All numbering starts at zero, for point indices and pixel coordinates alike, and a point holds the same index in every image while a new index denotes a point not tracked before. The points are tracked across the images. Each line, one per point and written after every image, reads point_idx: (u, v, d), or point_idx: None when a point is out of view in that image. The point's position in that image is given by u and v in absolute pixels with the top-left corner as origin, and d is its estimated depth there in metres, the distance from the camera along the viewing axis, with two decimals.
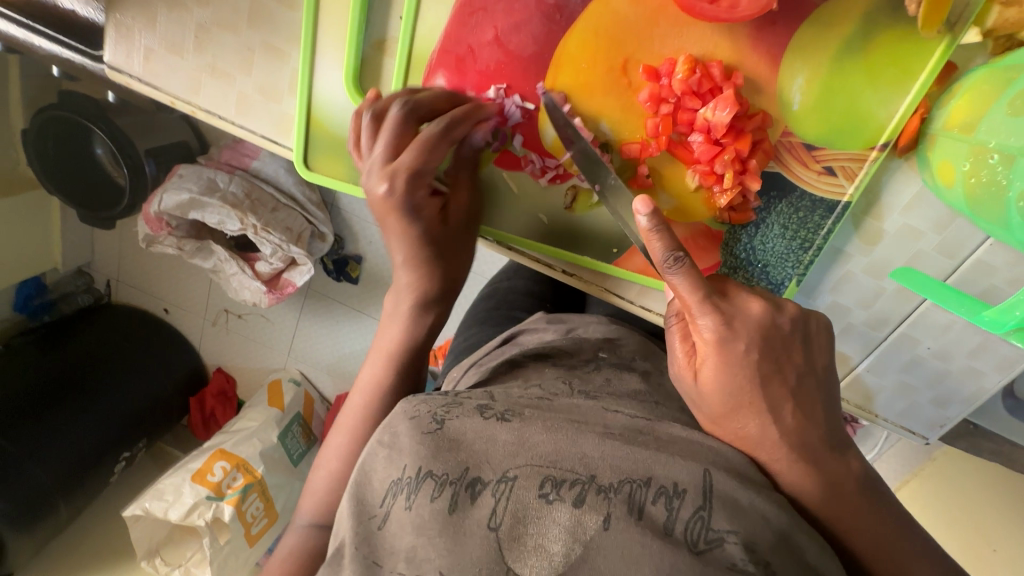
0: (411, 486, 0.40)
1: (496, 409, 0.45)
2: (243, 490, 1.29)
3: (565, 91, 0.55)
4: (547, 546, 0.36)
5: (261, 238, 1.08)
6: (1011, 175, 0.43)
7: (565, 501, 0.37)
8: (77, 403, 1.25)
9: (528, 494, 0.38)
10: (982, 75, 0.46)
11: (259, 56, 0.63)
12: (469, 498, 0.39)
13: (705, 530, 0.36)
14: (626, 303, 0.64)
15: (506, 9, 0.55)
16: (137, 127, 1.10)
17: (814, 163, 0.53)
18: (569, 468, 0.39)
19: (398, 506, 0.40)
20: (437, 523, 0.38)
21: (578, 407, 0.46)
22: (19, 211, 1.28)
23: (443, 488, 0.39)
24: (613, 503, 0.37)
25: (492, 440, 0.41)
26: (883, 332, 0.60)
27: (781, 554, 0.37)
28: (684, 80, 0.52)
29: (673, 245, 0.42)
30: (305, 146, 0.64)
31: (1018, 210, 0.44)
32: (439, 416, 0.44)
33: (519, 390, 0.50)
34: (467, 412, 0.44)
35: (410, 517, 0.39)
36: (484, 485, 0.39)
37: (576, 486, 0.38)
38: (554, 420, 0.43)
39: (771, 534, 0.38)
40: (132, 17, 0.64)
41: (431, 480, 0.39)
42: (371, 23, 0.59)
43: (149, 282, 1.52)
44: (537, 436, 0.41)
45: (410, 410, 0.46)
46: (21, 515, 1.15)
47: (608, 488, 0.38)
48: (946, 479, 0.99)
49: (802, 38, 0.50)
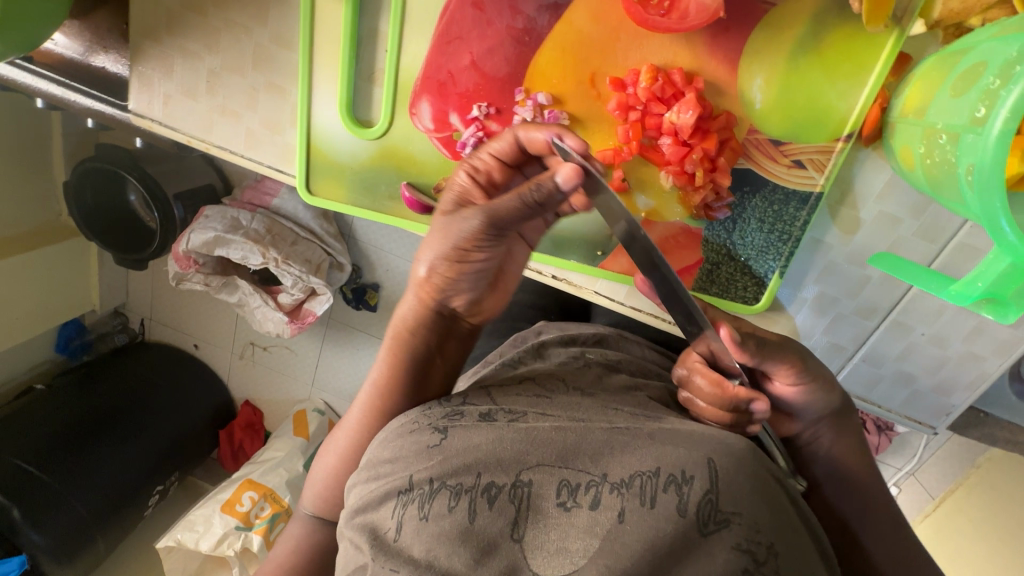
0: (425, 496, 0.43)
1: (500, 415, 0.47)
2: (270, 519, 1.32)
3: (545, 93, 0.59)
4: (567, 547, 0.39)
5: (282, 270, 1.13)
6: (958, 152, 0.43)
7: (582, 506, 0.40)
8: (113, 440, 1.32)
9: (546, 501, 0.41)
10: (932, 62, 0.49)
11: (262, 94, 0.68)
12: (487, 503, 0.41)
13: (714, 511, 0.38)
14: (614, 304, 0.67)
15: (481, 36, 0.60)
16: (168, 173, 1.18)
17: (783, 157, 0.55)
18: (582, 470, 0.42)
19: (410, 516, 0.43)
20: (457, 531, 0.41)
21: (580, 403, 0.49)
22: (64, 256, 1.38)
23: (460, 497, 0.42)
24: (626, 499, 0.39)
25: (500, 439, 0.44)
26: (873, 321, 0.60)
27: (783, 534, 0.40)
28: (648, 87, 0.55)
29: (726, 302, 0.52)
30: (306, 173, 0.69)
31: (966, 184, 0.43)
32: (442, 426, 0.47)
33: (517, 390, 0.52)
34: (470, 422, 0.47)
35: (429, 527, 0.42)
36: (499, 489, 0.42)
37: (590, 488, 0.41)
38: (565, 425, 0.45)
39: (771, 515, 0.40)
40: (152, 68, 0.71)
41: (446, 490, 0.43)
42: (361, 57, 0.64)
43: (180, 320, 1.59)
44: (541, 429, 0.44)
45: (412, 422, 0.50)
46: (63, 549, 1.19)
47: (620, 484, 0.40)
48: (991, 488, 0.96)
49: (755, 44, 0.54)
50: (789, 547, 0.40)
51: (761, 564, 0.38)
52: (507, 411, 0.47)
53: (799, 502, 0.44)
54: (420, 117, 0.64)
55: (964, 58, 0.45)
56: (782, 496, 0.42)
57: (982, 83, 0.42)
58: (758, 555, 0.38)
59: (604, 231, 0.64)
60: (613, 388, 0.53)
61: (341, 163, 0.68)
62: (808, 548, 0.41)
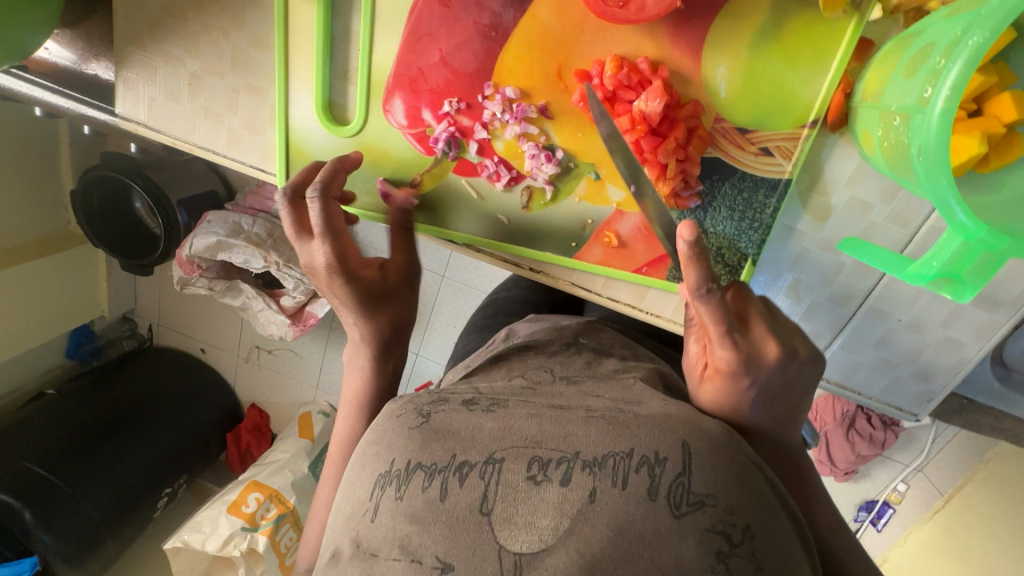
0: (402, 478, 0.45)
1: (482, 403, 0.49)
2: (276, 520, 1.33)
3: (514, 87, 0.60)
4: (537, 523, 0.39)
5: (284, 273, 1.16)
6: (909, 133, 0.44)
7: (553, 481, 0.41)
8: (121, 443, 1.34)
9: (516, 476, 0.42)
10: (891, 46, 0.50)
11: (242, 95, 0.70)
12: (459, 481, 0.42)
13: (687, 493, 0.39)
14: (594, 295, 0.67)
15: (449, 33, 0.61)
16: (169, 179, 1.20)
17: (750, 145, 0.56)
18: (554, 448, 0.42)
19: (387, 498, 0.44)
20: (430, 511, 0.42)
21: (560, 393, 0.49)
22: (71, 262, 1.41)
23: (432, 478, 0.43)
24: (598, 478, 0.40)
25: (478, 429, 0.46)
26: (849, 308, 0.61)
27: (759, 515, 0.40)
28: (613, 76, 0.56)
29: (707, 277, 0.46)
30: (287, 171, 0.70)
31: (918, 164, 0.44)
32: (425, 411, 0.49)
33: (503, 381, 0.54)
34: (453, 407, 0.49)
35: (403, 508, 0.43)
36: (471, 467, 0.43)
37: (562, 465, 0.41)
38: (542, 410, 0.46)
39: (746, 497, 0.40)
40: (137, 72, 0.73)
41: (421, 471, 0.44)
42: (335, 56, 0.66)
43: (185, 324, 1.62)
44: (518, 415, 0.46)
45: (398, 408, 0.51)
46: (73, 550, 1.21)
47: (593, 463, 0.41)
48: (1001, 480, 1.01)
49: (717, 33, 0.55)
50: (767, 531, 0.40)
51: (735, 546, 0.39)
52: (491, 397, 0.49)
53: (780, 486, 0.44)
54: (393, 114, 0.65)
55: (917, 41, 0.46)
56: (762, 480, 0.43)
57: (930, 63, 0.42)
58: (733, 537, 0.39)
59: (578, 221, 0.64)
60: (601, 374, 0.54)
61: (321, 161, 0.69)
62: (785, 529, 0.42)
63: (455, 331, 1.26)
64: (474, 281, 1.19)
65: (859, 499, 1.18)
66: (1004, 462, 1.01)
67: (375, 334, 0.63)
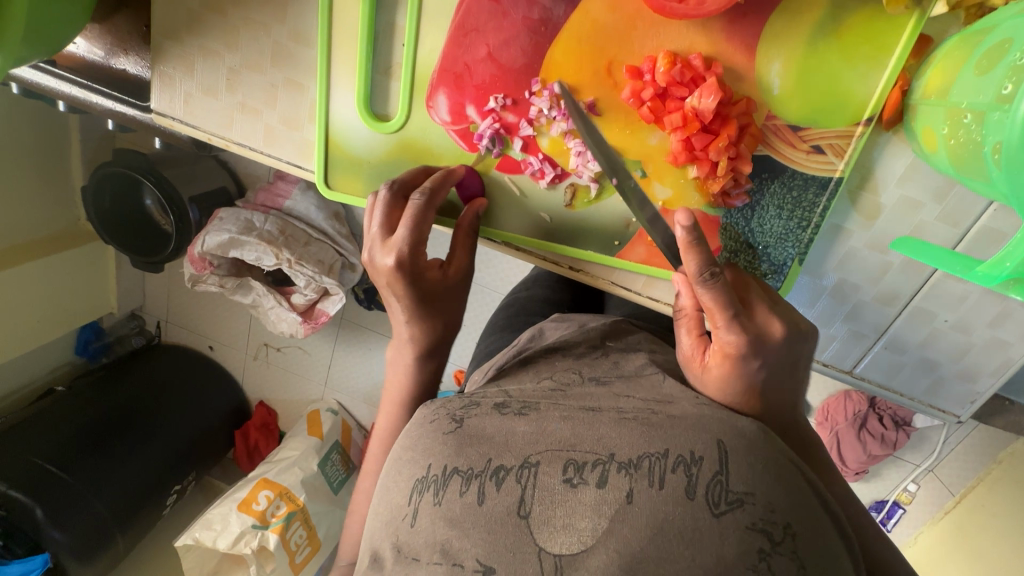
0: (438, 483, 0.44)
1: (513, 406, 0.48)
2: (287, 518, 1.32)
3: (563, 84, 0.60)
4: (575, 524, 0.39)
5: (296, 271, 1.15)
6: (984, 131, 0.43)
7: (589, 483, 0.40)
8: (131, 440, 1.33)
9: (551, 478, 0.41)
10: (954, 43, 0.49)
11: (281, 90, 0.69)
12: (495, 486, 0.42)
13: (725, 492, 0.38)
14: (632, 295, 0.66)
15: (497, 27, 0.60)
16: (183, 175, 1.19)
17: (802, 143, 0.56)
18: (588, 450, 0.42)
19: (426, 504, 0.44)
20: (469, 515, 0.41)
21: (590, 394, 0.48)
22: (83, 259, 1.41)
23: (470, 481, 0.42)
24: (635, 479, 0.39)
25: (512, 433, 0.45)
26: (895, 308, 0.61)
27: (803, 518, 0.40)
28: (666, 72, 0.56)
29: (707, 261, 0.46)
30: (325, 168, 0.70)
31: (994, 163, 0.44)
32: (458, 416, 0.49)
33: (532, 383, 0.53)
34: (485, 411, 0.48)
35: (441, 512, 0.42)
36: (506, 472, 0.42)
37: (597, 466, 0.41)
38: (581, 414, 0.45)
39: (787, 499, 0.40)
40: (174, 67, 0.72)
41: (458, 476, 0.43)
42: (378, 52, 0.65)
43: (196, 322, 1.61)
44: (552, 417, 0.45)
45: (431, 413, 0.51)
46: (84, 548, 1.20)
47: (629, 463, 0.40)
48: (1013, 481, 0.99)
49: (774, 29, 0.54)
50: (808, 528, 0.39)
51: (777, 544, 0.38)
52: (522, 399, 0.49)
53: (818, 485, 0.44)
54: (436, 110, 0.64)
55: (989, 37, 0.45)
56: (804, 481, 0.42)
57: (1008, 59, 0.42)
58: (774, 535, 0.38)
59: (622, 220, 0.64)
60: (628, 374, 0.53)
61: (359, 157, 0.69)
62: (830, 531, 0.41)
63: (471, 332, 1.26)
64: (487, 280, 1.19)
65: (869, 499, 1.17)
66: (1016, 463, 1.00)
67: (404, 333, 0.62)
